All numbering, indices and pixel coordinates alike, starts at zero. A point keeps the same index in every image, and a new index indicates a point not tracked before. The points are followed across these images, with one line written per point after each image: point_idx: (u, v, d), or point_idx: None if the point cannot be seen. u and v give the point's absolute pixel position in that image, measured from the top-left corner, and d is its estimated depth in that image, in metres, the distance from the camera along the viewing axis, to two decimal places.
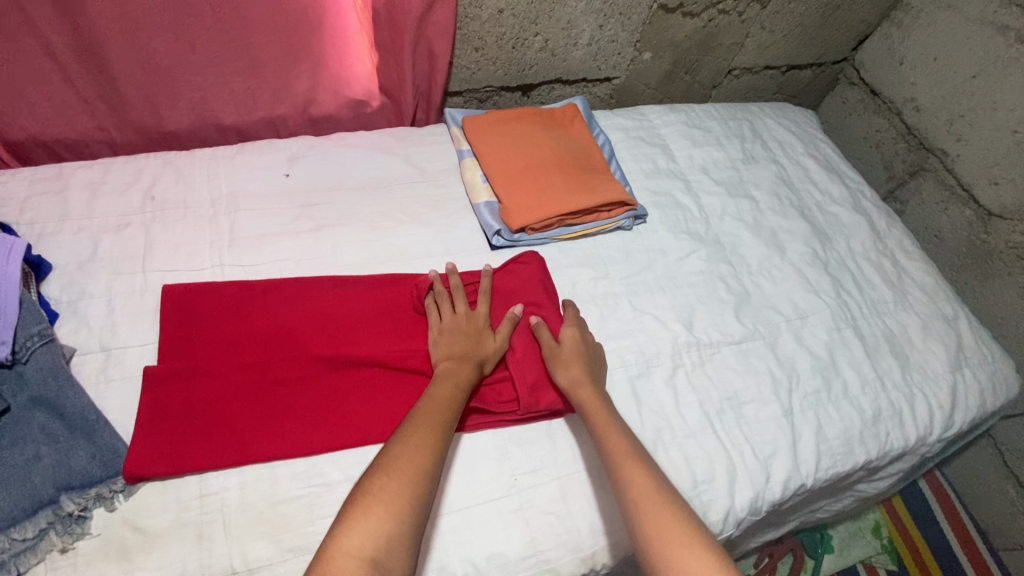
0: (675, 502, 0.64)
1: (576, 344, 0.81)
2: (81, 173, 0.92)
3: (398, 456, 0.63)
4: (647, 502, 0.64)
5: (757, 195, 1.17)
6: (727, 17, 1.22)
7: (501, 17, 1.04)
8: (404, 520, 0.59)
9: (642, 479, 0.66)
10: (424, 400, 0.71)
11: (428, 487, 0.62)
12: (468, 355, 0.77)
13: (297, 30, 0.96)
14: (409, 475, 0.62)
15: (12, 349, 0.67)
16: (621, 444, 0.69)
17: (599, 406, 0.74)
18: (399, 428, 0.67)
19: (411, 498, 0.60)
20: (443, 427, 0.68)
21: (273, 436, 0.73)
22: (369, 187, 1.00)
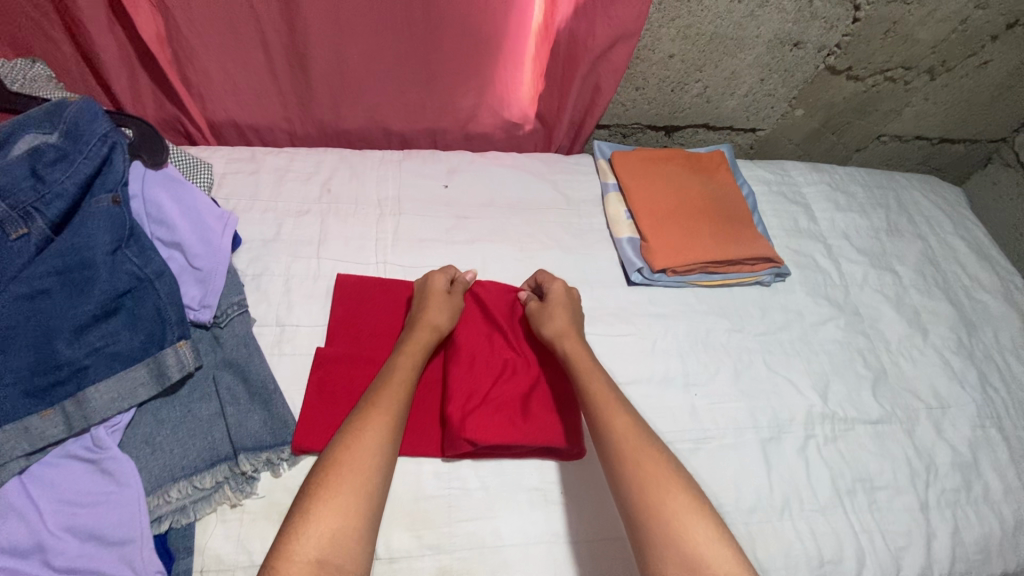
0: (653, 441, 0.70)
1: (559, 298, 0.85)
2: (270, 158, 1.00)
3: (346, 456, 0.62)
4: (625, 438, 0.69)
5: (901, 270, 1.13)
6: (892, 85, 1.19)
7: (670, 62, 1.06)
8: (358, 519, 0.59)
9: (620, 417, 0.71)
10: (378, 389, 0.70)
11: (378, 485, 0.62)
12: (427, 321, 0.79)
13: (477, 53, 1.01)
14: (358, 480, 0.61)
15: (214, 313, 0.75)
16: (603, 396, 0.73)
17: (583, 357, 0.78)
18: (351, 416, 0.67)
19: (361, 500, 0.60)
20: (395, 419, 0.67)
21: (422, 435, 0.77)
22: (520, 208, 1.04)
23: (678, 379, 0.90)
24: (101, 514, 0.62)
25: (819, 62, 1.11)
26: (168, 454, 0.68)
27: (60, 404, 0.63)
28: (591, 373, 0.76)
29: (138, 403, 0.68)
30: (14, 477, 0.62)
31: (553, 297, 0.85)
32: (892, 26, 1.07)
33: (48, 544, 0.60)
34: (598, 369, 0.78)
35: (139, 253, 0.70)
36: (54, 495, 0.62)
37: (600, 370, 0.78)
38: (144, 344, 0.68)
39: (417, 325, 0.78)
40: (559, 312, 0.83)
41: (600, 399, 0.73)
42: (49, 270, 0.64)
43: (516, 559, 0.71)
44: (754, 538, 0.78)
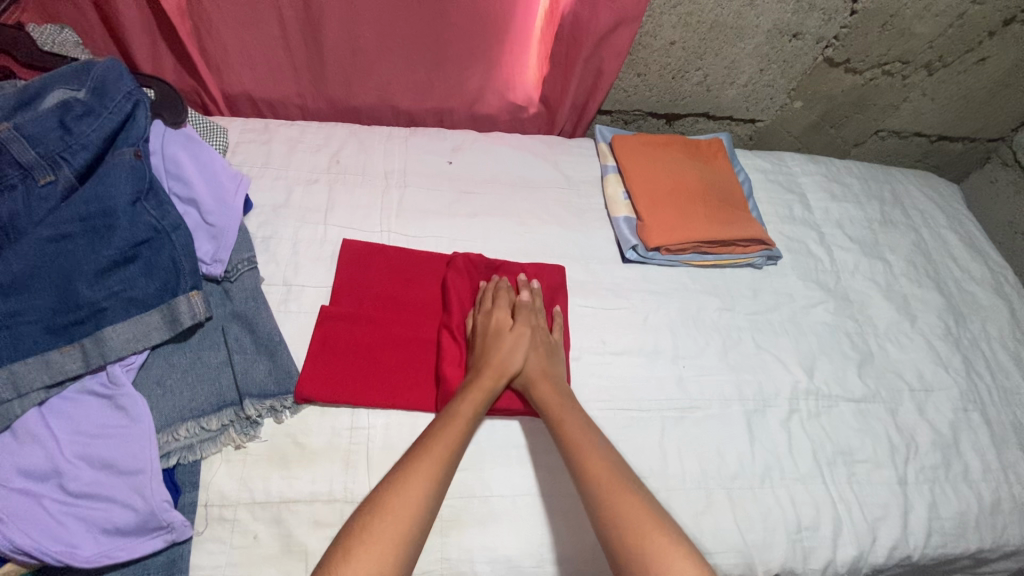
0: (634, 484, 0.68)
1: (501, 338, 0.83)
2: (283, 130, 1.04)
3: (392, 497, 0.62)
4: (607, 482, 0.68)
5: (892, 259, 1.16)
6: (890, 79, 1.21)
7: (671, 49, 1.09)
8: (392, 566, 0.58)
9: (597, 460, 0.70)
10: (431, 436, 0.69)
11: (414, 544, 0.61)
12: (488, 381, 0.77)
13: (484, 35, 1.05)
14: (403, 524, 0.61)
15: (225, 268, 0.78)
16: (580, 434, 0.73)
17: (554, 403, 0.77)
18: (403, 460, 0.67)
19: (404, 544, 0.60)
20: (446, 471, 0.67)
21: (418, 391, 0.80)
22: (521, 185, 1.08)
23: (668, 352, 0.93)
24: (113, 446, 0.66)
25: (818, 53, 1.14)
26: (177, 396, 0.72)
27: (79, 341, 0.68)
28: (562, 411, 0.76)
29: (151, 347, 0.72)
30: (33, 408, 0.66)
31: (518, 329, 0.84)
32: (889, 19, 1.09)
33: (64, 470, 0.63)
34: (572, 412, 0.76)
35: (157, 206, 0.74)
36: (71, 426, 0.66)
37: (574, 409, 0.77)
38: (159, 291, 0.72)
39: (485, 368, 0.79)
40: (519, 346, 0.82)
41: (576, 442, 0.72)
42: (73, 216, 0.68)
43: (503, 509, 0.74)
44: (734, 504, 0.81)
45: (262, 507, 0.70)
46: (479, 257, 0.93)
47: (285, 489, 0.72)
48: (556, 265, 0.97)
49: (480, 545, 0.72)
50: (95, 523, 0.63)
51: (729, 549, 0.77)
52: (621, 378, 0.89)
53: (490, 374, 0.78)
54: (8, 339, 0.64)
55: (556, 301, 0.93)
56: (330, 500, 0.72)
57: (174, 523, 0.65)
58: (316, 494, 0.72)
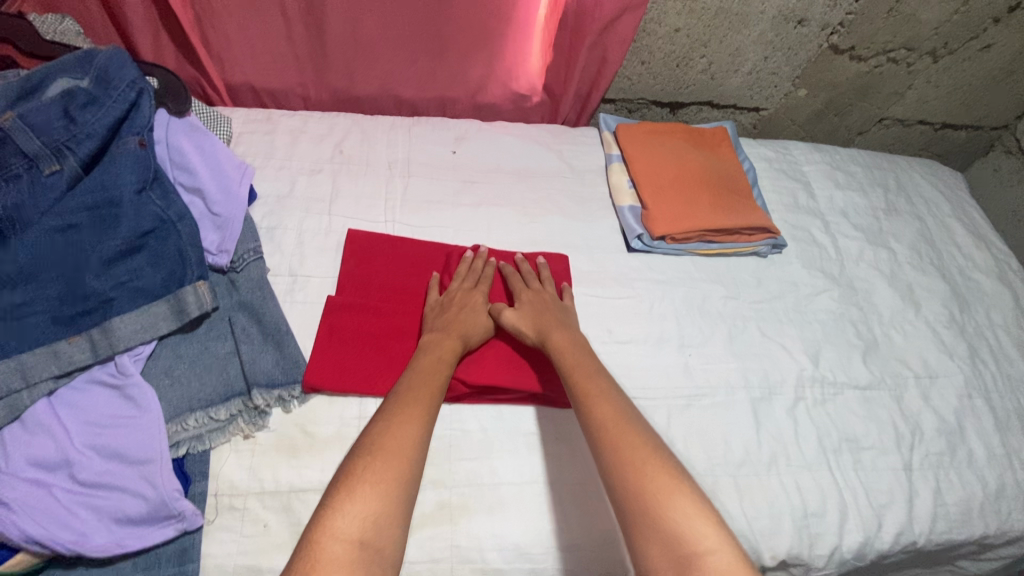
0: (641, 428, 0.68)
1: (466, 310, 0.84)
2: (286, 120, 1.03)
3: (385, 438, 0.63)
4: (613, 426, 0.68)
5: (896, 248, 1.15)
6: (895, 66, 1.21)
7: (676, 36, 1.09)
8: (395, 503, 0.59)
9: (608, 409, 0.69)
10: (413, 384, 0.71)
11: (410, 480, 0.61)
12: (450, 340, 0.78)
13: (488, 22, 1.04)
14: (400, 461, 0.62)
15: (231, 258, 0.78)
16: (590, 385, 0.73)
17: (563, 351, 0.78)
18: (387, 406, 0.68)
19: (404, 480, 0.61)
20: (433, 411, 0.68)
21: None
22: (525, 175, 1.07)
23: (673, 340, 0.93)
24: (123, 436, 0.66)
25: (823, 40, 1.13)
26: (185, 386, 0.72)
27: (87, 332, 0.68)
28: (568, 352, 0.77)
29: (158, 338, 0.72)
30: (42, 399, 0.66)
31: (526, 300, 0.85)
32: (895, 5, 1.08)
33: (74, 460, 0.64)
34: (585, 359, 0.77)
35: (162, 196, 0.74)
36: (80, 416, 0.66)
37: (582, 353, 0.78)
38: (166, 281, 0.72)
39: (451, 332, 0.80)
40: (526, 314, 0.84)
41: (585, 391, 0.72)
42: (80, 206, 0.68)
43: (512, 496, 0.75)
44: (741, 490, 0.81)
45: (271, 496, 0.70)
46: (480, 246, 0.93)
47: (295, 478, 0.72)
48: (561, 254, 0.97)
49: (489, 532, 0.72)
50: (106, 513, 0.63)
51: (736, 535, 0.78)
52: (627, 367, 0.89)
53: (455, 337, 0.79)
54: (16, 330, 0.64)
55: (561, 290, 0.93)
56: None
57: (185, 512, 0.65)
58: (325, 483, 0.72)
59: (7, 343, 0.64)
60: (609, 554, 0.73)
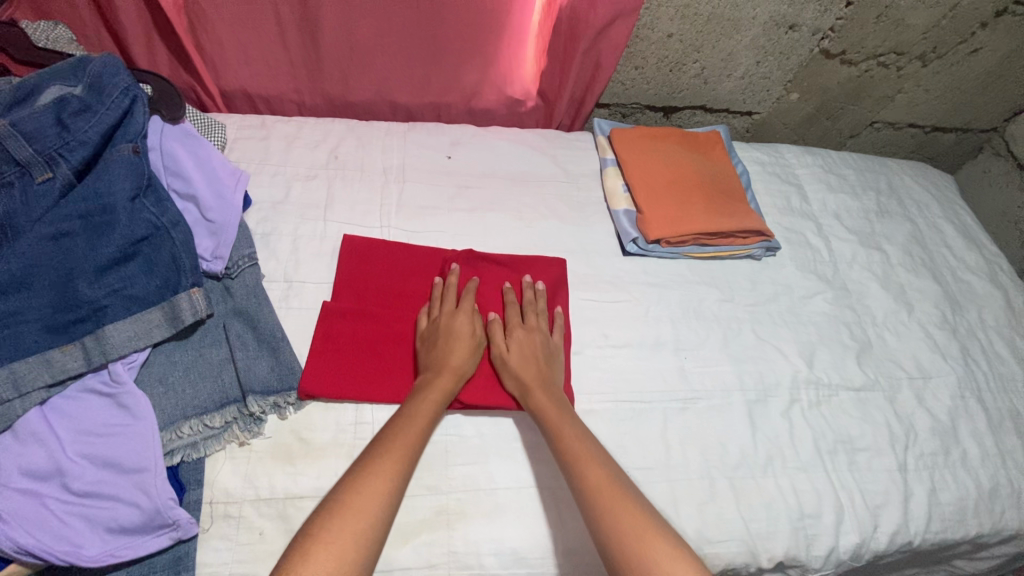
0: (631, 495, 0.65)
1: (457, 342, 0.80)
2: (280, 126, 1.03)
3: (353, 493, 0.59)
4: (604, 493, 0.65)
5: (889, 249, 1.16)
6: (885, 70, 1.22)
7: (669, 41, 1.09)
8: (352, 562, 0.55)
9: (596, 470, 0.68)
10: (390, 432, 0.67)
11: (373, 540, 0.57)
12: (441, 384, 0.75)
13: (482, 28, 1.04)
14: (364, 518, 0.58)
15: (226, 265, 0.78)
16: (579, 444, 0.71)
17: (547, 408, 0.75)
18: (362, 455, 0.65)
19: (366, 539, 0.57)
20: (408, 464, 0.65)
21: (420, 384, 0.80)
22: (520, 180, 1.08)
23: (669, 344, 0.93)
24: (116, 444, 0.65)
25: (814, 45, 1.14)
26: (180, 394, 0.72)
27: (80, 340, 0.67)
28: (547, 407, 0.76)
29: (153, 345, 0.72)
30: (35, 408, 0.65)
31: (515, 338, 0.83)
32: (884, 10, 1.10)
33: (67, 469, 0.63)
34: (565, 417, 0.75)
35: (156, 203, 0.73)
36: (73, 425, 0.66)
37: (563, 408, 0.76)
38: (160, 288, 0.72)
39: (442, 369, 0.77)
40: (520, 361, 0.81)
41: (574, 453, 0.70)
42: (72, 214, 0.68)
43: (509, 500, 0.75)
44: (737, 493, 0.81)
45: (267, 504, 0.70)
46: (472, 252, 0.92)
47: (291, 485, 0.71)
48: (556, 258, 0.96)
49: (486, 538, 0.72)
50: (99, 522, 0.62)
51: (733, 538, 0.78)
52: (623, 371, 0.89)
53: (448, 375, 0.77)
54: (7, 339, 0.64)
55: (558, 296, 0.93)
56: None
57: (179, 521, 0.64)
58: (321, 489, 0.72)
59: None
60: None
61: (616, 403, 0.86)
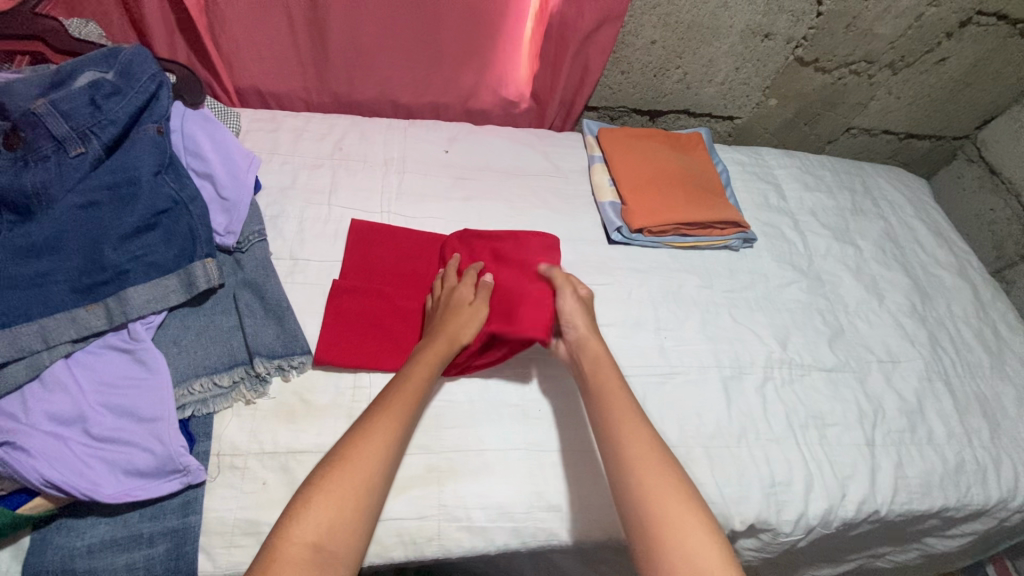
0: (668, 461, 0.70)
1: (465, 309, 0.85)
2: (290, 121, 1.09)
3: (352, 448, 0.65)
4: (642, 460, 0.69)
5: (862, 244, 1.23)
6: (857, 78, 1.30)
7: (652, 48, 1.18)
8: (351, 511, 0.61)
9: (643, 435, 0.72)
10: (392, 390, 0.72)
11: (371, 491, 0.63)
12: (437, 345, 0.79)
13: (478, 33, 1.13)
14: (362, 471, 0.64)
15: (237, 239, 0.84)
16: (624, 408, 0.75)
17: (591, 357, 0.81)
18: (365, 411, 0.70)
19: (365, 491, 0.63)
20: (405, 422, 0.70)
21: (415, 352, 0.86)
22: (512, 173, 1.15)
23: (650, 324, 0.99)
24: (134, 395, 0.71)
25: (789, 53, 1.22)
26: (192, 354, 0.77)
27: (104, 301, 0.74)
28: (598, 365, 0.80)
29: (169, 308, 0.78)
30: (61, 360, 0.71)
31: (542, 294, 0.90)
32: (852, 21, 1.18)
33: (88, 415, 0.69)
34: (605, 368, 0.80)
35: (176, 179, 0.80)
36: (95, 377, 0.72)
37: (608, 368, 0.80)
38: (177, 257, 0.78)
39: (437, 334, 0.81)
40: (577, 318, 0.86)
41: (619, 422, 0.73)
42: (101, 185, 0.75)
43: (497, 460, 0.80)
44: (713, 461, 0.86)
45: (269, 457, 0.75)
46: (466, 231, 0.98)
47: (292, 440, 0.77)
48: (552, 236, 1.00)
49: (474, 492, 0.77)
50: (118, 465, 0.68)
51: (708, 501, 0.83)
52: (605, 347, 0.95)
53: (445, 338, 0.80)
54: (37, 297, 0.70)
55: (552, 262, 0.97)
56: None
57: (189, 467, 0.70)
58: (320, 445, 0.77)
59: (30, 309, 0.69)
60: (587, 517, 0.78)
61: None
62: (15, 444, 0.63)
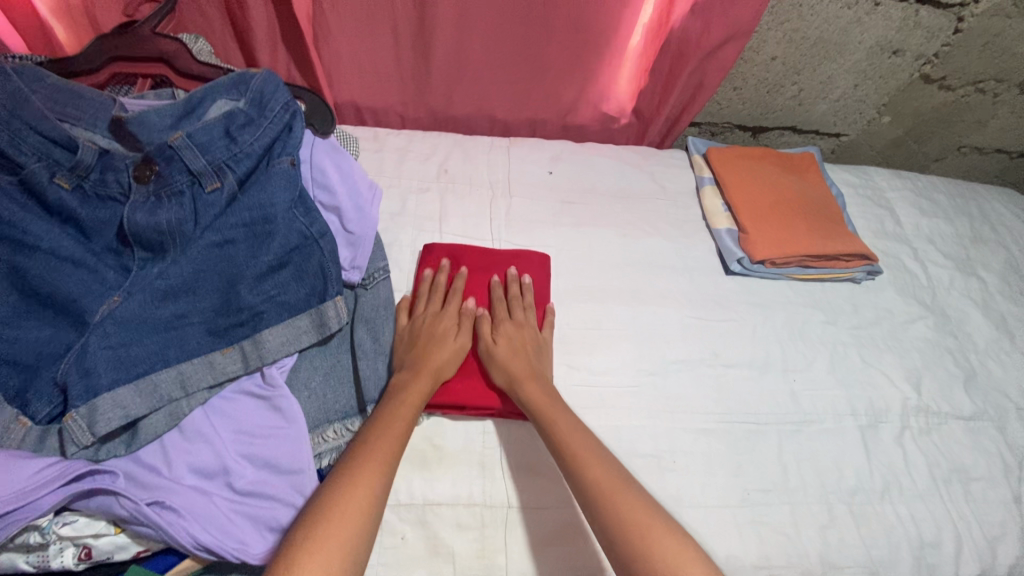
0: (628, 483, 0.64)
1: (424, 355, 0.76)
2: (392, 140, 1.07)
3: (331, 507, 0.56)
4: (606, 486, 0.64)
5: (986, 276, 1.15)
6: (981, 96, 1.22)
7: (771, 64, 1.11)
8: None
9: (601, 468, 0.65)
10: (365, 442, 0.64)
11: (356, 554, 0.54)
12: (416, 389, 0.72)
13: (587, 49, 1.05)
14: (344, 530, 0.55)
15: (362, 275, 0.81)
16: (572, 434, 0.70)
17: (542, 402, 0.73)
18: (339, 467, 0.61)
19: (350, 553, 0.54)
20: (388, 471, 0.61)
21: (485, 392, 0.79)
22: (619, 196, 1.09)
23: (778, 365, 0.93)
24: (272, 446, 0.68)
25: (915, 70, 1.14)
26: (323, 397, 0.74)
27: (239, 344, 0.70)
28: (544, 405, 0.73)
29: (299, 350, 0.74)
30: (198, 409, 0.68)
31: (503, 334, 0.81)
32: (992, 39, 1.09)
33: (231, 469, 0.65)
34: (561, 412, 0.73)
35: (306, 213, 0.76)
36: (232, 426, 0.68)
37: (559, 406, 0.73)
38: (308, 295, 0.74)
39: (419, 371, 0.74)
40: (506, 351, 0.79)
41: (576, 448, 0.68)
42: (238, 223, 0.72)
43: (524, 521, 0.73)
44: (857, 518, 0.81)
45: (407, 509, 0.72)
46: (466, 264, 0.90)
47: (428, 491, 0.73)
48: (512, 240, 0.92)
49: None
50: (261, 523, 0.64)
51: (854, 562, 0.78)
52: (731, 390, 0.89)
53: (427, 376, 0.74)
54: (174, 340, 0.67)
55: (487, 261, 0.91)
56: (471, 503, 0.73)
57: None
58: (458, 496, 0.74)
59: (167, 354, 0.66)
60: None
61: (729, 422, 0.86)
62: (164, 504, 0.60)
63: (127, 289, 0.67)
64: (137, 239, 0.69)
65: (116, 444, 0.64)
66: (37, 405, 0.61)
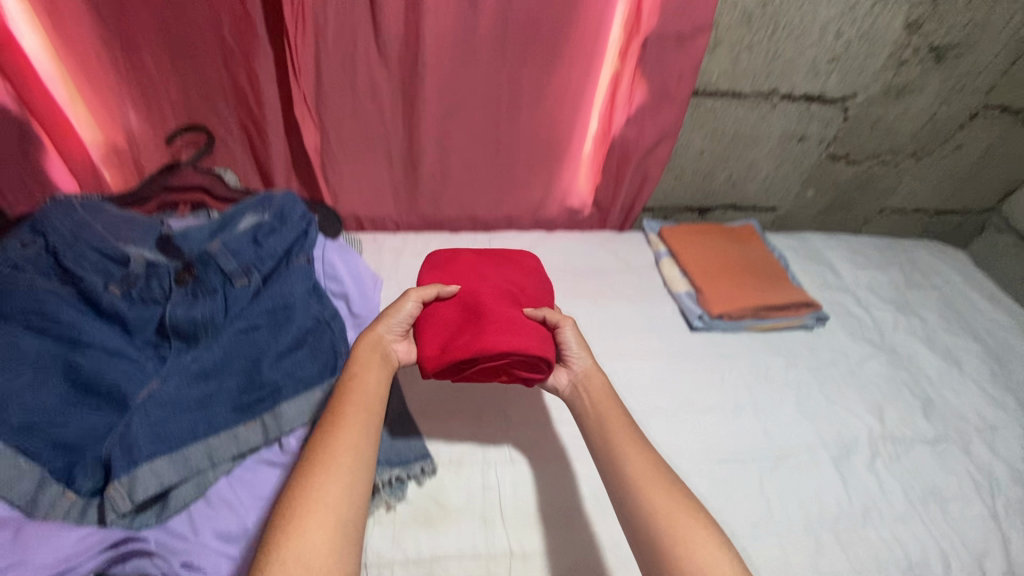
0: (674, 481, 0.68)
1: (378, 349, 0.79)
2: (389, 242, 1.24)
3: (309, 472, 0.61)
4: (646, 479, 0.67)
5: (926, 315, 1.29)
6: (884, 167, 1.44)
7: (701, 156, 1.33)
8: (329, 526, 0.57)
9: (646, 463, 0.69)
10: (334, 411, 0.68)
11: (346, 504, 0.59)
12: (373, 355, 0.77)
13: (547, 157, 1.27)
14: (325, 487, 0.59)
15: None
16: (620, 430, 0.73)
17: (602, 404, 0.78)
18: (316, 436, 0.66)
19: (337, 505, 0.58)
20: (361, 432, 0.66)
21: (511, 335, 0.79)
22: (589, 273, 1.24)
23: (749, 407, 1.02)
24: None
25: (821, 151, 1.37)
26: None
27: (260, 417, 0.79)
28: (602, 400, 0.78)
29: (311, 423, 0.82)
30: (223, 477, 0.75)
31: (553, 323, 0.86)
32: (875, 122, 1.34)
33: (251, 532, 0.72)
34: (617, 409, 0.77)
35: (320, 301, 0.90)
36: (251, 493, 0.75)
37: (611, 401, 0.78)
38: (321, 370, 0.84)
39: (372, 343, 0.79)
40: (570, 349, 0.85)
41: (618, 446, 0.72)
42: (261, 311, 0.85)
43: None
44: (845, 544, 0.86)
45: (416, 565, 0.76)
46: (465, 257, 0.98)
47: (434, 546, 0.78)
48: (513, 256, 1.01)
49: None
50: None
51: None
52: (710, 433, 0.97)
53: (374, 350, 0.78)
54: (203, 417, 0.75)
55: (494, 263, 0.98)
56: (475, 554, 0.78)
57: None
58: (462, 550, 0.78)
59: (197, 429, 0.74)
60: None
61: (711, 463, 0.93)
62: (192, 564, 0.66)
63: (165, 373, 0.77)
64: (175, 331, 0.81)
65: (148, 514, 0.70)
66: (82, 479, 0.69)
